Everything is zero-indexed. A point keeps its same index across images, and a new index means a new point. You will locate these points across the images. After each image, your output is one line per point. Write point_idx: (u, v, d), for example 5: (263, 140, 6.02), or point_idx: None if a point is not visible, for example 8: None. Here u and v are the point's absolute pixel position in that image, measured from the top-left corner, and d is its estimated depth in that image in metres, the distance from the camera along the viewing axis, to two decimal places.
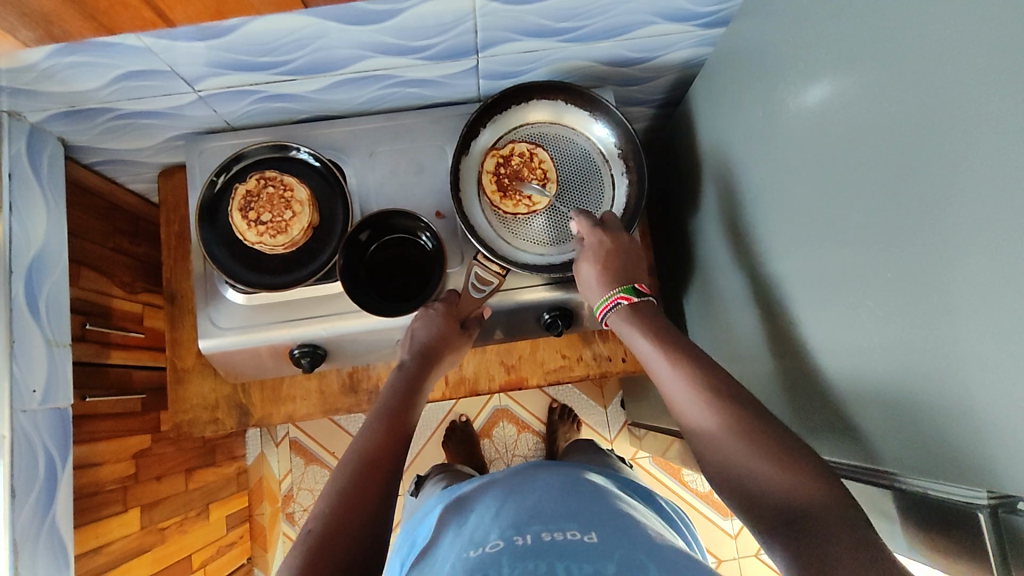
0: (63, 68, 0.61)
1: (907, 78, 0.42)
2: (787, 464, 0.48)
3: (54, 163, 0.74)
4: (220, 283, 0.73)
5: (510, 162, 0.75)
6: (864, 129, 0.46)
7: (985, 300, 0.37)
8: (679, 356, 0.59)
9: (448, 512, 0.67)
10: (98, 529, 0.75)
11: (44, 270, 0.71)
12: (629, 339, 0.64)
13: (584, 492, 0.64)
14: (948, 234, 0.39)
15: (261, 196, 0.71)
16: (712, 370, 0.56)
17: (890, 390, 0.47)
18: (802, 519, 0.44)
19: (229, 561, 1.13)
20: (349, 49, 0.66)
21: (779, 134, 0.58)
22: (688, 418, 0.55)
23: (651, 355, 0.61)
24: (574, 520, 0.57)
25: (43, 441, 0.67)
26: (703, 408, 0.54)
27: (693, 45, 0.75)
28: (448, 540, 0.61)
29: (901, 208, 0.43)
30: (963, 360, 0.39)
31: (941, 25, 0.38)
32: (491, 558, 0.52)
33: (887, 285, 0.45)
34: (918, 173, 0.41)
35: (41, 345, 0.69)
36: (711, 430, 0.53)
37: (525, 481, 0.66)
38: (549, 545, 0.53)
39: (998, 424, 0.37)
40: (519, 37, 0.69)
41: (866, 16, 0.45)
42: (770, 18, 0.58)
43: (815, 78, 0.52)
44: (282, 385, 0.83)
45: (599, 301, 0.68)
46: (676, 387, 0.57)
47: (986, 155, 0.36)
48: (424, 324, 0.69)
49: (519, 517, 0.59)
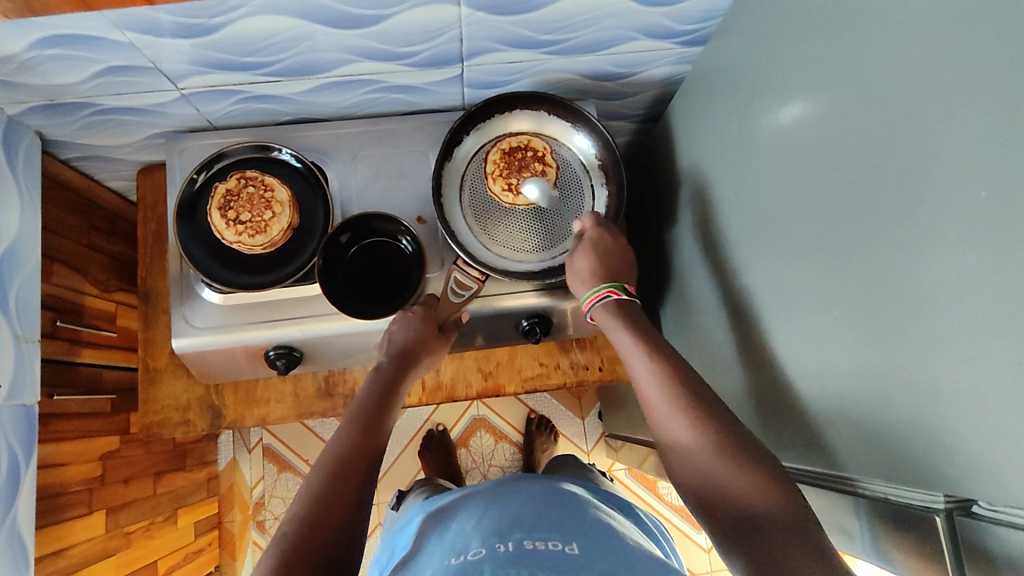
0: (45, 59, 0.61)
1: (874, 94, 0.43)
2: (765, 483, 0.47)
3: (30, 156, 0.73)
4: (196, 282, 0.72)
5: (520, 161, 0.75)
6: (831, 143, 0.48)
7: (946, 309, 0.38)
8: (667, 367, 0.58)
9: (429, 523, 0.67)
10: (61, 532, 0.74)
11: (15, 263, 0.69)
12: (616, 338, 0.64)
13: (570, 502, 0.64)
14: (911, 245, 0.40)
15: (240, 195, 0.71)
16: (697, 386, 0.56)
17: (853, 398, 0.48)
18: (780, 543, 0.44)
19: (196, 568, 1.10)
20: (335, 53, 0.67)
21: (753, 148, 0.60)
22: (669, 426, 0.55)
23: (637, 357, 0.60)
24: (555, 528, 0.58)
25: (7, 438, 0.65)
26: (690, 425, 0.53)
27: (674, 62, 0.77)
28: (430, 550, 0.61)
29: (866, 221, 0.44)
30: (922, 367, 0.40)
31: (907, 45, 0.40)
32: (471, 565, 0.53)
33: (853, 295, 0.47)
34: (884, 186, 0.43)
35: (10, 340, 0.68)
36: (691, 440, 0.52)
37: (508, 490, 0.67)
38: (530, 553, 0.53)
39: (959, 431, 0.38)
40: (504, 47, 0.70)
41: (837, 36, 0.47)
42: (746, 38, 0.60)
43: (788, 96, 0.54)
44: (257, 388, 0.81)
45: (590, 292, 0.68)
46: (655, 399, 0.57)
47: (950, 170, 0.37)
48: (402, 326, 0.68)
49: (501, 524, 0.59)
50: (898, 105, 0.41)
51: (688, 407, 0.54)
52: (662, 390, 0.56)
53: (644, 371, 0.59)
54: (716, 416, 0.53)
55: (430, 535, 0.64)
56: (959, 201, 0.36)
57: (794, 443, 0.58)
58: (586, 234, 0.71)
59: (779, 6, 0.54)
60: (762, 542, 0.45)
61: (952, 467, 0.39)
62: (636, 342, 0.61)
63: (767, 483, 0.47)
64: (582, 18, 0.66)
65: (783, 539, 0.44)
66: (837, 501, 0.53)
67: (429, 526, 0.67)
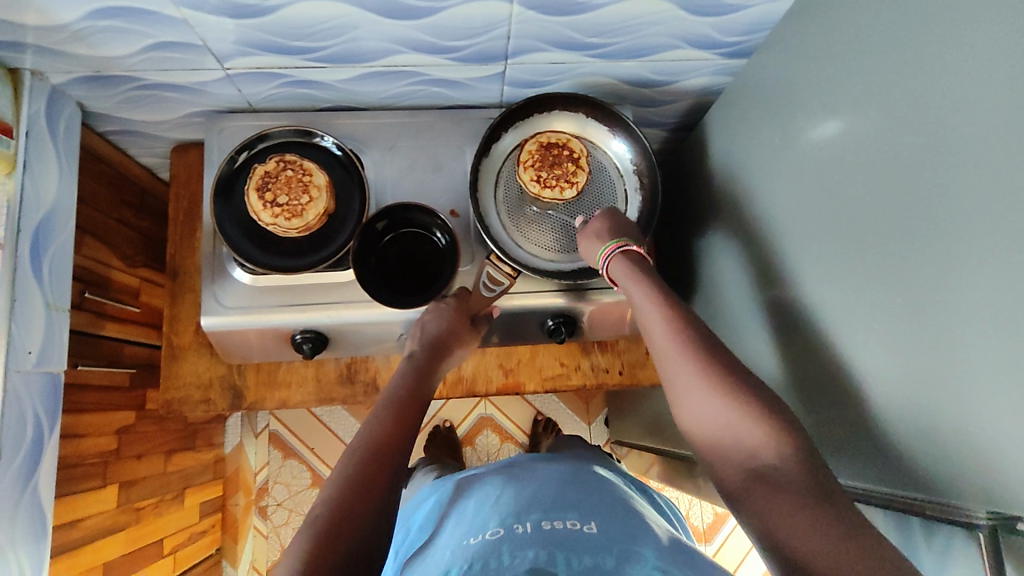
0: (96, 31, 0.61)
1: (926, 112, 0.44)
2: (772, 431, 0.49)
3: (70, 127, 0.73)
4: (227, 261, 0.72)
5: (555, 155, 0.73)
6: (878, 159, 0.49)
7: (996, 328, 0.39)
8: (676, 315, 0.59)
9: (447, 500, 0.68)
10: (76, 502, 0.73)
11: (50, 231, 0.70)
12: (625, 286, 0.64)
13: (586, 482, 0.65)
14: (959, 261, 0.41)
15: (279, 177, 0.70)
16: (704, 336, 0.57)
17: (892, 409, 0.48)
18: (783, 487, 0.45)
19: (199, 549, 1.10)
20: (382, 43, 0.67)
21: (796, 161, 0.61)
22: (674, 370, 0.56)
23: (644, 303, 0.61)
24: (572, 509, 0.59)
25: (33, 405, 0.65)
26: (696, 372, 0.54)
27: (713, 73, 0.77)
28: (448, 530, 0.61)
29: (915, 237, 0.45)
30: (970, 382, 0.41)
31: (960, 65, 0.41)
32: (490, 547, 0.53)
33: (896, 309, 0.47)
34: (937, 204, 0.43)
35: (41, 307, 0.68)
36: (698, 386, 0.53)
37: (525, 471, 0.67)
38: (549, 534, 0.54)
39: (1003, 448, 0.39)
40: (549, 48, 0.70)
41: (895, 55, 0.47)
42: (791, 53, 0.61)
43: (837, 112, 0.55)
44: (279, 370, 0.81)
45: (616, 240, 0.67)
46: (669, 349, 0.57)
47: (1007, 192, 0.38)
48: (435, 317, 0.69)
49: (519, 505, 0.60)
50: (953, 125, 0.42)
51: (695, 355, 0.55)
52: (675, 338, 0.57)
53: (659, 322, 0.59)
54: (722, 365, 0.54)
55: (446, 514, 0.65)
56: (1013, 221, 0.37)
57: (822, 453, 0.58)
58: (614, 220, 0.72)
59: (829, 23, 0.54)
60: (762, 489, 0.46)
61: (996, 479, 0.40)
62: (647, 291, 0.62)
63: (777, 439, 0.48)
64: (629, 23, 0.66)
65: (783, 487, 0.45)
66: (870, 512, 0.53)
67: (446, 505, 0.67)
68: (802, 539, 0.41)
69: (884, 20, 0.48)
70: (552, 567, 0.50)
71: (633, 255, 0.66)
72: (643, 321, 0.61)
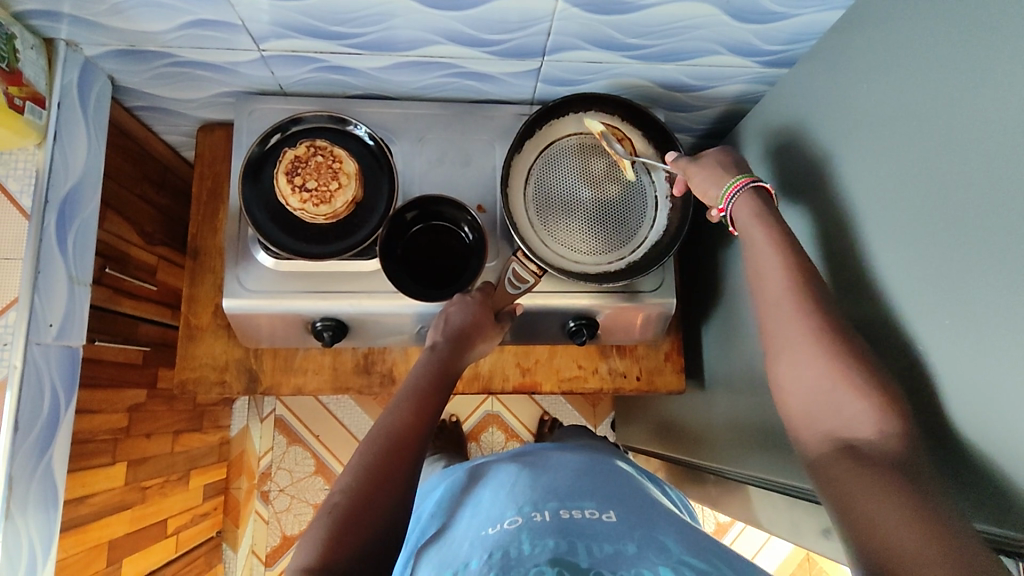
0: (135, 5, 0.60)
1: (1003, 134, 0.43)
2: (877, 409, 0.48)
3: (100, 100, 0.72)
4: (252, 244, 0.72)
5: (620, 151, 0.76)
6: (939, 179, 0.48)
7: None
8: (794, 265, 0.56)
9: (461, 489, 0.68)
10: (85, 478, 0.73)
11: (77, 204, 0.69)
12: (743, 225, 0.60)
13: (602, 473, 0.65)
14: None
15: (309, 162, 0.70)
16: (822, 294, 0.54)
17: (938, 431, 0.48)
18: (873, 466, 0.46)
19: (200, 532, 1.09)
20: (422, 33, 0.66)
21: (839, 175, 0.60)
22: (785, 322, 0.54)
23: (761, 245, 0.58)
24: (590, 499, 0.58)
25: (51, 378, 0.65)
26: (808, 331, 0.53)
27: (750, 81, 0.77)
28: (464, 519, 0.61)
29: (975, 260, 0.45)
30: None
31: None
32: (511, 535, 0.53)
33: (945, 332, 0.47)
34: (1001, 228, 0.43)
35: (64, 280, 0.67)
36: (811, 344, 0.52)
37: (540, 462, 0.67)
38: (569, 523, 0.54)
39: None
40: (589, 46, 0.70)
41: (956, 76, 0.47)
42: (844, 66, 0.60)
43: (888, 128, 0.54)
44: (296, 356, 0.81)
45: (733, 180, 0.63)
46: (779, 303, 0.55)
47: None
48: (460, 308, 0.68)
49: (536, 493, 0.59)
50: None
51: (810, 312, 0.53)
52: (792, 289, 0.55)
53: (777, 271, 0.56)
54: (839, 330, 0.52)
55: (461, 503, 0.65)
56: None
57: None
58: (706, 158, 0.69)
59: (891, 38, 0.54)
60: (853, 465, 0.46)
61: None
62: (768, 234, 0.58)
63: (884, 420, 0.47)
64: (673, 26, 0.66)
65: (875, 467, 0.45)
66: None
67: (459, 494, 0.67)
68: (885, 527, 0.41)
69: (955, 40, 0.47)
70: (573, 556, 0.50)
71: (762, 193, 0.61)
72: (755, 264, 0.58)
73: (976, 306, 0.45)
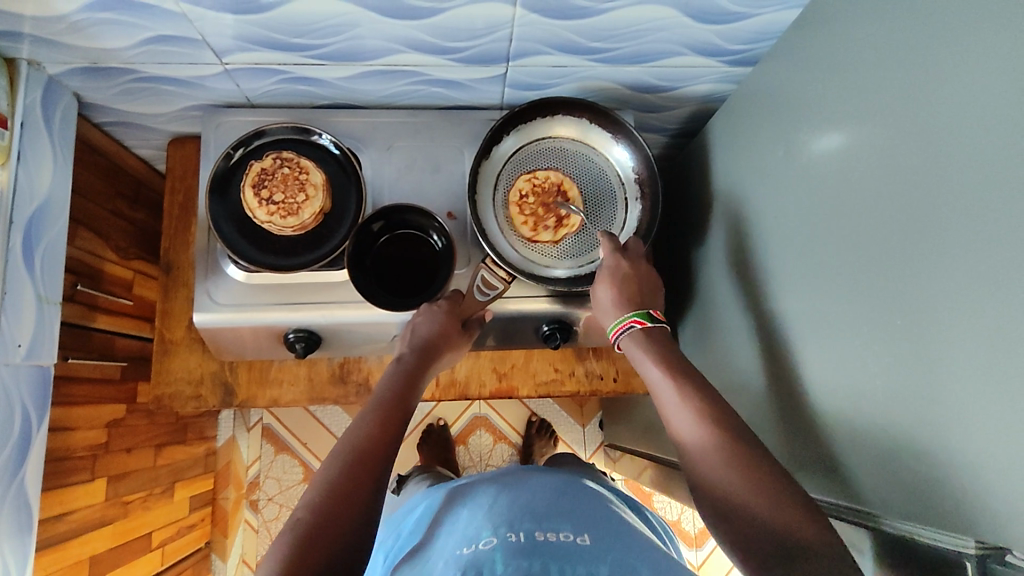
0: (94, 23, 0.60)
1: (954, 133, 0.43)
2: (790, 501, 0.49)
3: (66, 118, 0.72)
4: (222, 258, 0.72)
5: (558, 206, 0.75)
6: (898, 178, 0.48)
7: (1013, 353, 0.38)
8: (689, 388, 0.59)
9: (439, 509, 0.68)
10: (63, 496, 0.73)
11: (43, 223, 0.69)
12: (641, 364, 0.64)
13: (581, 494, 0.65)
14: (985, 283, 0.41)
15: (275, 175, 0.70)
16: (721, 406, 0.57)
17: (897, 430, 0.49)
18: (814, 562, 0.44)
19: (187, 543, 1.10)
20: (384, 42, 0.66)
21: (804, 174, 0.60)
22: (691, 443, 0.56)
23: (659, 380, 0.61)
24: (567, 522, 0.59)
25: (21, 397, 0.65)
26: (716, 443, 0.54)
27: (717, 81, 0.77)
28: (439, 539, 0.61)
29: (931, 258, 0.45)
30: (982, 406, 0.41)
31: (995, 87, 0.40)
32: (484, 555, 0.53)
33: (909, 330, 0.47)
34: (955, 227, 0.43)
35: (32, 300, 0.67)
36: (717, 457, 0.53)
37: (518, 480, 0.67)
38: (542, 545, 0.54)
39: (1010, 474, 0.39)
40: (552, 51, 0.70)
41: (913, 75, 0.47)
42: (806, 65, 0.60)
43: (848, 128, 0.54)
44: (272, 368, 0.81)
45: (612, 323, 0.68)
46: (679, 413, 0.58)
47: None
48: (426, 319, 0.68)
49: (512, 513, 0.59)
50: (976, 151, 0.41)
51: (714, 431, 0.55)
52: (693, 409, 0.57)
53: (675, 399, 0.59)
54: (741, 438, 0.54)
55: (439, 522, 0.65)
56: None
57: (820, 469, 0.59)
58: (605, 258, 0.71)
59: (851, 38, 0.54)
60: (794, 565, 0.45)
61: (1003, 500, 0.39)
62: (663, 369, 0.62)
63: (782, 504, 0.48)
64: (633, 28, 0.66)
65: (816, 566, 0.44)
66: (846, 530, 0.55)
67: (438, 513, 0.67)
68: None
69: (911, 38, 0.47)
70: None
71: (655, 332, 0.66)
72: (659, 400, 0.61)
73: (931, 305, 0.45)
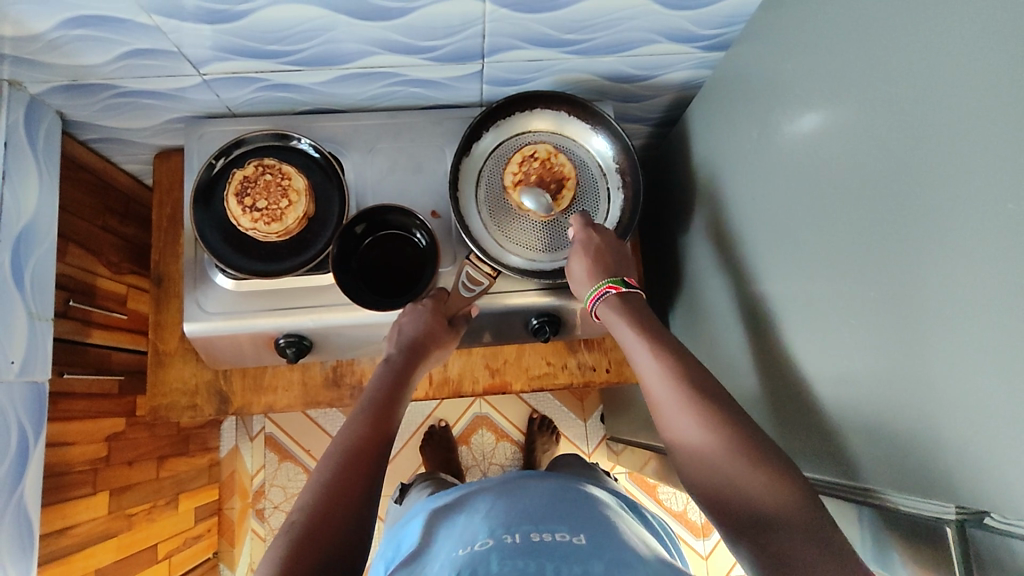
0: (70, 40, 0.61)
1: (923, 102, 0.43)
2: (761, 465, 0.49)
3: (50, 136, 0.73)
4: (210, 267, 0.73)
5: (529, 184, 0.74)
6: (872, 151, 0.49)
7: (991, 318, 0.38)
8: (666, 354, 0.59)
9: (435, 517, 0.68)
10: (65, 511, 0.74)
11: (31, 242, 0.70)
12: (616, 330, 0.64)
13: (578, 499, 0.65)
14: (956, 250, 0.41)
15: (258, 182, 0.71)
16: (698, 374, 0.57)
17: (882, 404, 0.49)
18: (781, 527, 0.45)
19: (194, 554, 1.11)
20: (359, 44, 0.67)
21: (782, 154, 0.60)
22: (668, 412, 0.56)
23: (635, 345, 0.62)
24: (564, 523, 0.59)
25: (17, 413, 0.66)
26: (693, 411, 0.54)
27: (693, 67, 0.77)
28: (437, 544, 0.61)
29: (906, 229, 0.45)
30: (961, 374, 0.41)
31: (960, 53, 0.40)
32: (480, 556, 0.53)
33: (889, 301, 0.47)
34: (927, 196, 0.43)
35: (23, 317, 0.68)
36: (694, 426, 0.53)
37: (517, 486, 0.68)
38: (538, 545, 0.55)
39: (991, 439, 0.39)
40: (527, 45, 0.70)
41: (882, 47, 0.47)
42: (778, 44, 0.60)
43: (823, 105, 0.54)
44: (265, 375, 0.82)
45: (588, 291, 0.68)
46: (655, 377, 0.58)
47: (999, 182, 0.37)
48: (412, 318, 0.69)
49: (508, 517, 0.60)
50: (946, 119, 0.41)
51: (690, 398, 0.55)
52: (670, 376, 0.57)
53: (653, 363, 0.59)
54: (717, 405, 0.54)
55: (436, 528, 0.65)
56: (1012, 212, 0.37)
57: (812, 448, 0.59)
58: (575, 234, 0.71)
59: (818, 15, 0.54)
60: (763, 530, 0.46)
61: (986, 466, 0.39)
62: (639, 335, 0.62)
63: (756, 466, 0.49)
64: (605, 18, 0.66)
65: (786, 530, 0.45)
66: (842, 507, 0.55)
67: (436, 520, 0.67)
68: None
69: (877, 11, 0.47)
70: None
71: (629, 298, 0.66)
72: (635, 364, 0.61)
73: (909, 277, 0.45)
